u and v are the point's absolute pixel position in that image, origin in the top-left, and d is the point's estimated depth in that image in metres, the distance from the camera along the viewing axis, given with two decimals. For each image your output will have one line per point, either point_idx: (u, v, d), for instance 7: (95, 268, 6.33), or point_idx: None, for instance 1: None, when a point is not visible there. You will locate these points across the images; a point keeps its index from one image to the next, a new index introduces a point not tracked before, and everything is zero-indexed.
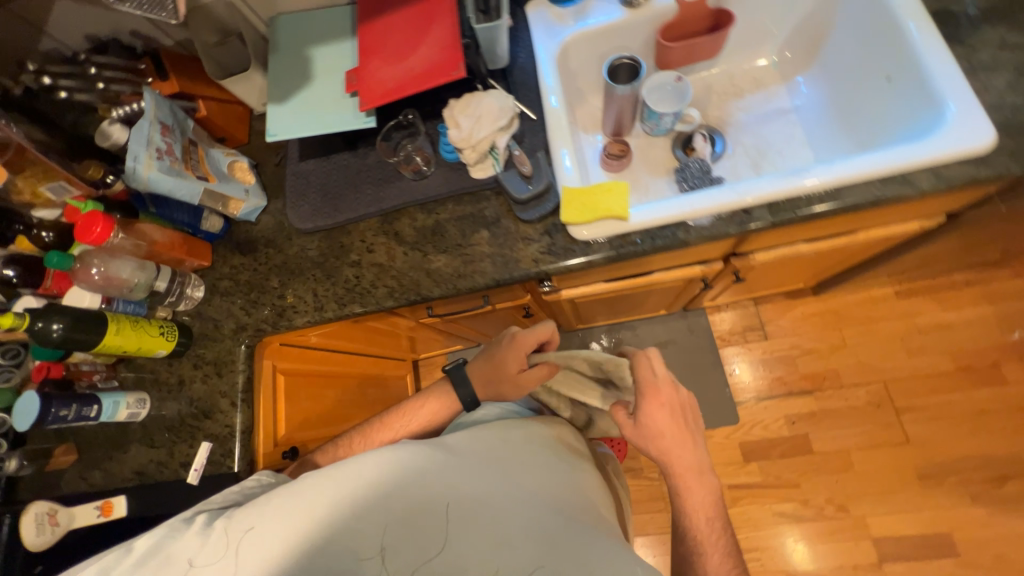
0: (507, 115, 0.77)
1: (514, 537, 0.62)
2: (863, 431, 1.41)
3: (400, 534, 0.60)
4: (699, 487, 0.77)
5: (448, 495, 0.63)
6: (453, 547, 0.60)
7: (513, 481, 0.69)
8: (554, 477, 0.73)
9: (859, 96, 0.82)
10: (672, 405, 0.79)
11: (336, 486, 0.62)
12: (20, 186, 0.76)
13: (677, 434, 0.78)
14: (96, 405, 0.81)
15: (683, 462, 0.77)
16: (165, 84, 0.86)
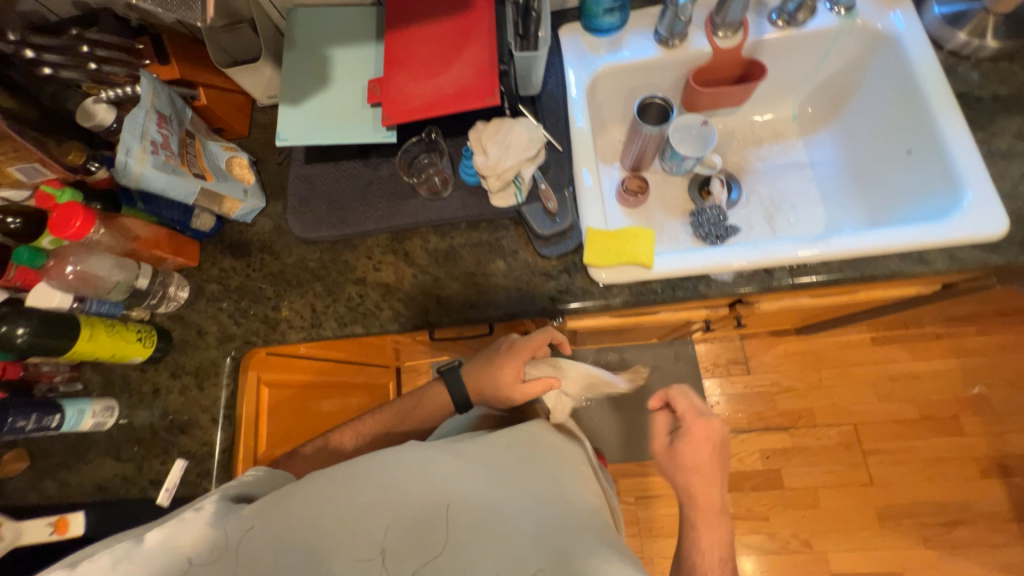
0: (536, 146, 0.75)
1: (520, 544, 0.57)
2: (832, 470, 1.47)
3: (401, 537, 0.56)
4: (715, 528, 0.75)
5: (452, 499, 0.59)
6: (456, 554, 0.55)
7: (520, 484, 0.64)
8: (563, 481, 0.69)
9: (876, 162, 0.85)
10: (712, 442, 0.77)
11: (336, 488, 0.60)
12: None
13: (709, 471, 0.76)
14: (58, 415, 0.74)
15: (707, 500, 0.75)
16: (163, 68, 0.79)
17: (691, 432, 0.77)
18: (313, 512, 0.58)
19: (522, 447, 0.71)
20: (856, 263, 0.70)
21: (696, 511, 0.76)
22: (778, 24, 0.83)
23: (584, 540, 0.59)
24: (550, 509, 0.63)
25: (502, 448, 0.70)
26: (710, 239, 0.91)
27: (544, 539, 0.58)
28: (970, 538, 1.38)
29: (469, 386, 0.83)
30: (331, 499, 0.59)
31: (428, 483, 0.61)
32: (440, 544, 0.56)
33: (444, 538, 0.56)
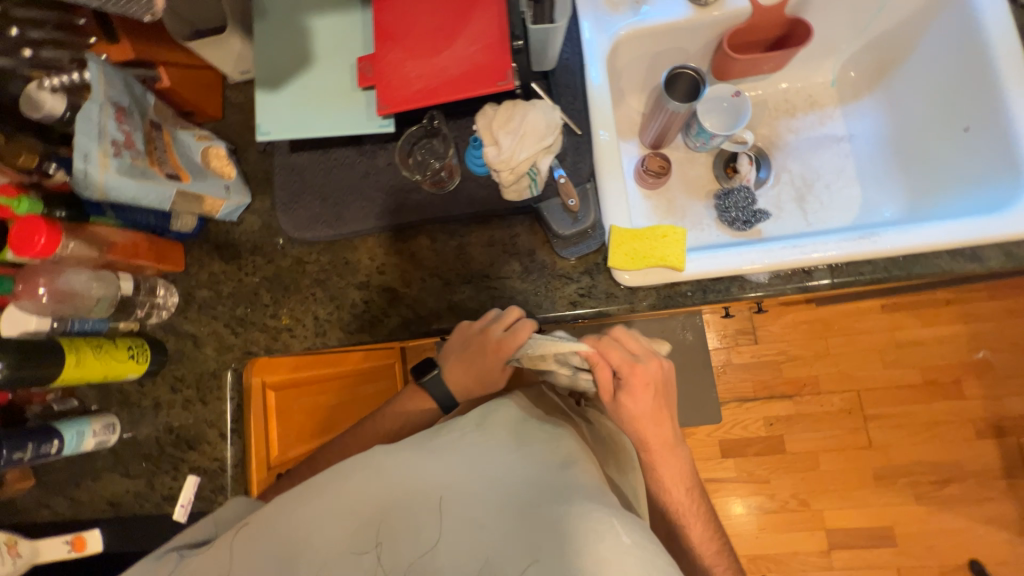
0: (553, 132, 0.66)
1: (493, 519, 0.54)
2: (833, 435, 1.51)
3: (374, 535, 0.54)
4: (672, 460, 0.77)
5: (420, 493, 0.56)
6: (434, 541, 0.53)
7: (489, 461, 0.59)
8: (537, 444, 0.63)
9: (923, 139, 0.78)
10: (652, 384, 0.70)
11: (306, 499, 0.56)
12: None
13: (655, 416, 0.72)
14: (56, 440, 0.70)
15: (658, 438, 0.74)
16: (112, 47, 0.67)
17: (630, 381, 0.68)
18: (284, 526, 0.55)
19: (492, 426, 0.64)
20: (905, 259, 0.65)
21: (649, 452, 0.75)
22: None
23: (559, 500, 0.54)
24: (521, 475, 0.57)
25: (474, 429, 0.63)
26: (737, 224, 0.85)
27: (515, 509, 0.54)
28: (959, 494, 1.45)
29: (454, 385, 0.71)
30: (300, 513, 0.55)
31: (392, 482, 0.57)
32: (414, 535, 0.54)
33: (418, 527, 0.54)
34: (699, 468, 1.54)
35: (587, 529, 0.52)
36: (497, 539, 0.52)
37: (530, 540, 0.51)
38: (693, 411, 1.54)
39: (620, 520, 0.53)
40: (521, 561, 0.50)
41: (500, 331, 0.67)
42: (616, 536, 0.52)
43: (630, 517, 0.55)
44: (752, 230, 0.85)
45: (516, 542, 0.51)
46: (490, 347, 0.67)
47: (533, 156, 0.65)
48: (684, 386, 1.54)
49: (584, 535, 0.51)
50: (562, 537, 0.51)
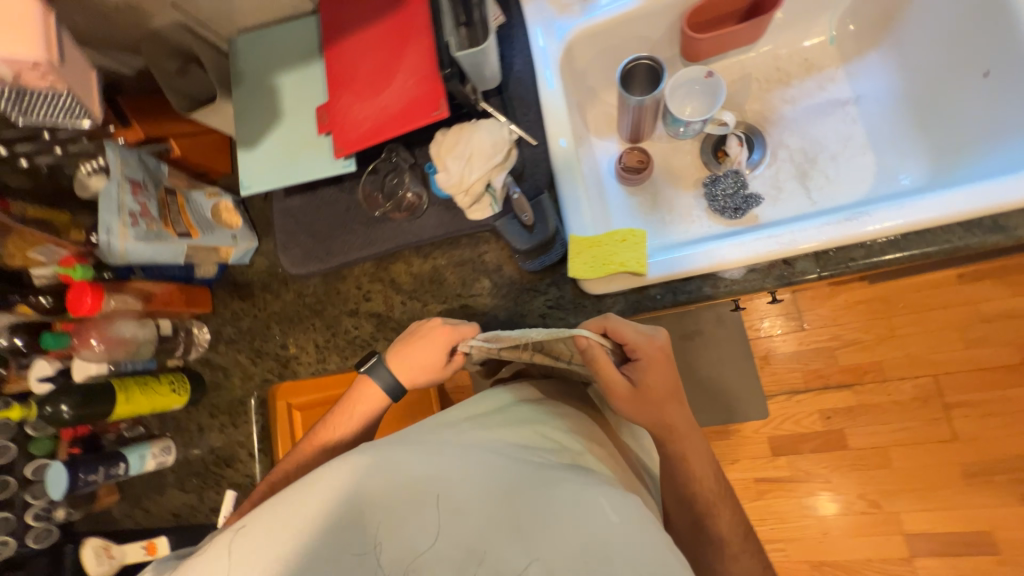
0: (502, 151, 0.67)
1: (481, 508, 0.54)
2: (906, 427, 1.34)
3: (370, 535, 0.52)
4: (696, 450, 0.69)
5: (411, 488, 0.54)
6: (426, 533, 0.53)
7: (473, 450, 0.58)
8: (520, 433, 0.63)
9: (939, 93, 0.68)
10: (665, 364, 0.65)
11: (292, 504, 0.52)
12: (10, 251, 0.73)
13: (672, 397, 0.65)
14: (122, 463, 0.85)
15: (681, 425, 0.67)
16: (128, 130, 0.79)
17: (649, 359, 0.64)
18: (275, 538, 0.51)
19: (475, 420, 0.64)
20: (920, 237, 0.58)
21: (675, 441, 0.67)
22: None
23: (544, 485, 0.56)
24: (507, 464, 0.57)
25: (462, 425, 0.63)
26: (728, 213, 0.79)
27: (503, 496, 0.55)
28: None
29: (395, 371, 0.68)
30: (290, 520, 0.52)
31: (380, 483, 0.53)
32: (411, 531, 0.53)
33: (413, 519, 0.53)
34: (748, 468, 1.42)
35: (574, 510, 0.53)
36: (488, 528, 0.52)
37: (517, 524, 0.53)
38: (735, 407, 1.42)
39: (608, 498, 0.55)
40: (517, 545, 0.52)
41: (445, 323, 0.67)
42: (605, 515, 0.53)
43: (616, 493, 0.57)
44: (747, 217, 0.78)
45: (501, 529, 0.53)
46: (430, 338, 0.66)
47: (487, 177, 0.67)
48: (724, 380, 1.42)
49: (574, 517, 0.53)
50: (550, 521, 0.53)
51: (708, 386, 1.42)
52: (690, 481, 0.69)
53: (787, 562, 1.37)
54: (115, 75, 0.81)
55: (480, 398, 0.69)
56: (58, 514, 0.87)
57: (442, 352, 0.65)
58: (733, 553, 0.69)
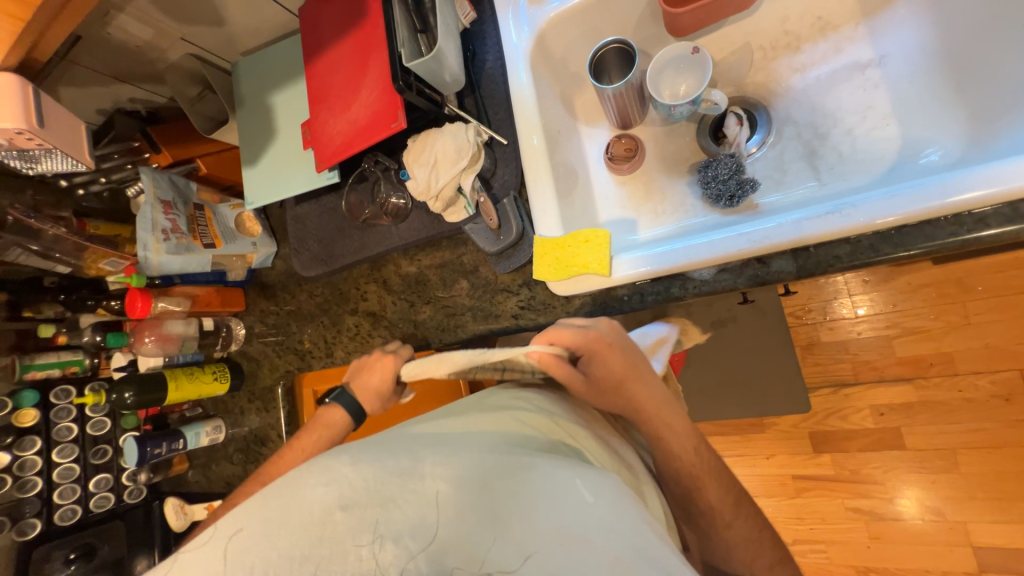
0: (466, 154, 0.67)
1: (453, 499, 0.45)
2: (980, 428, 1.17)
3: (334, 541, 0.43)
4: (674, 424, 0.59)
5: (376, 483, 0.46)
6: (405, 528, 0.44)
7: (440, 445, 0.50)
8: (497, 421, 0.54)
9: (987, 49, 0.58)
10: (620, 348, 0.58)
11: (250, 507, 0.46)
12: (86, 263, 0.89)
13: (632, 378, 0.58)
14: (182, 439, 1.01)
15: (652, 402, 0.58)
16: (159, 156, 0.89)
17: (594, 351, 0.57)
18: (230, 551, 0.44)
19: (453, 417, 0.56)
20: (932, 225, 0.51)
21: (646, 420, 0.58)
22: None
23: (520, 468, 0.46)
24: (475, 451, 0.48)
25: (441, 417, 0.57)
26: (723, 201, 0.70)
27: (476, 486, 0.45)
28: None
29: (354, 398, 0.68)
30: (246, 524, 0.45)
31: (344, 476, 0.46)
32: (388, 525, 0.44)
33: (385, 511, 0.44)
34: (786, 464, 1.32)
35: (552, 495, 0.44)
36: (463, 520, 0.44)
37: (492, 510, 0.44)
38: (773, 400, 1.31)
39: (585, 478, 0.44)
40: (502, 542, 0.42)
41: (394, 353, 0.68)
42: (579, 494, 0.43)
43: (601, 475, 0.46)
44: (744, 205, 0.70)
45: (471, 517, 0.43)
46: (378, 366, 0.68)
47: (454, 183, 0.68)
48: (762, 372, 1.30)
49: (552, 505, 0.43)
50: (528, 510, 0.43)
51: (743, 378, 1.32)
52: (675, 460, 0.59)
53: (828, 564, 1.28)
54: (151, 104, 0.92)
55: (460, 403, 0.62)
56: (139, 477, 1.03)
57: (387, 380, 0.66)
58: (725, 522, 0.60)
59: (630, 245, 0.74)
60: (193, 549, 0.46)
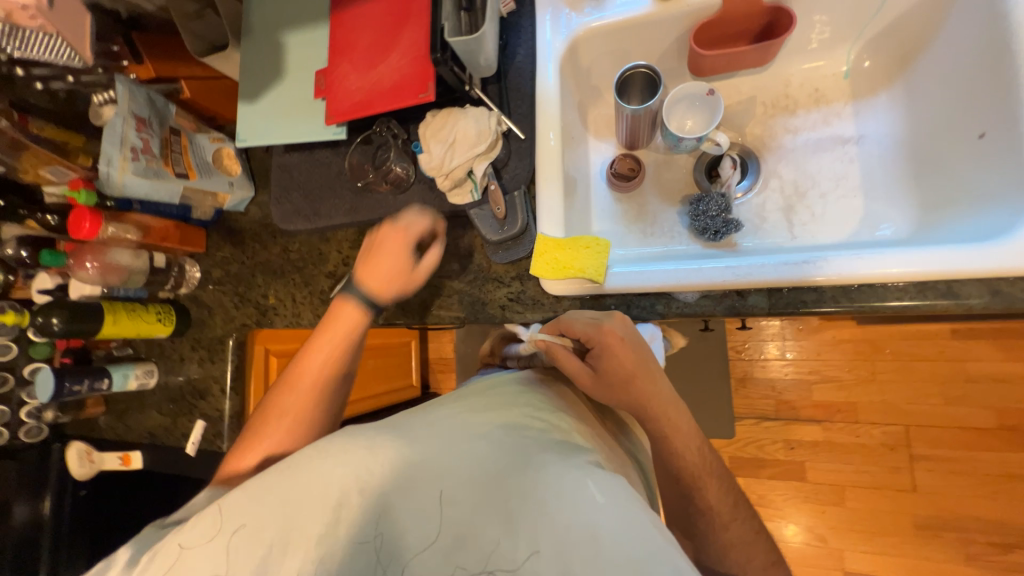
0: (486, 140, 0.68)
1: (464, 492, 0.47)
2: (867, 471, 1.34)
3: (350, 524, 0.47)
4: (680, 424, 0.66)
5: (393, 471, 0.48)
6: (407, 526, 0.47)
7: (452, 433, 0.52)
8: (508, 413, 0.56)
9: (939, 151, 0.67)
10: (632, 341, 0.63)
11: (245, 499, 0.49)
12: (24, 167, 0.79)
13: (643, 374, 0.63)
14: (106, 379, 0.92)
15: (660, 399, 0.64)
16: (139, 67, 0.82)
17: (606, 346, 0.61)
18: (232, 544, 0.47)
19: (465, 406, 0.57)
20: (912, 288, 0.57)
21: (654, 417, 0.64)
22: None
23: (531, 466, 0.48)
24: (487, 446, 0.50)
25: (453, 405, 0.58)
26: (707, 235, 0.76)
27: (488, 483, 0.47)
28: None
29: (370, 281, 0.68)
30: (246, 519, 0.48)
31: (355, 462, 0.49)
32: (389, 525, 0.47)
33: (389, 508, 0.47)
34: None
35: (554, 493, 0.45)
36: (471, 514, 0.46)
37: (504, 508, 0.46)
38: (703, 423, 1.43)
39: (595, 478, 0.46)
40: (508, 536, 0.44)
41: (396, 225, 0.68)
42: (590, 496, 0.44)
43: (612, 478, 0.47)
44: (724, 241, 0.76)
45: (482, 513, 0.46)
46: (387, 245, 0.68)
47: (466, 165, 0.68)
48: (698, 396, 1.42)
49: (563, 505, 0.44)
50: (537, 509, 0.45)
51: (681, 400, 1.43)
52: (682, 459, 0.65)
53: None
54: None
55: (467, 387, 0.65)
56: (46, 415, 0.93)
57: (402, 246, 0.68)
58: (723, 524, 0.65)
59: (621, 258, 0.79)
60: (189, 543, 0.48)
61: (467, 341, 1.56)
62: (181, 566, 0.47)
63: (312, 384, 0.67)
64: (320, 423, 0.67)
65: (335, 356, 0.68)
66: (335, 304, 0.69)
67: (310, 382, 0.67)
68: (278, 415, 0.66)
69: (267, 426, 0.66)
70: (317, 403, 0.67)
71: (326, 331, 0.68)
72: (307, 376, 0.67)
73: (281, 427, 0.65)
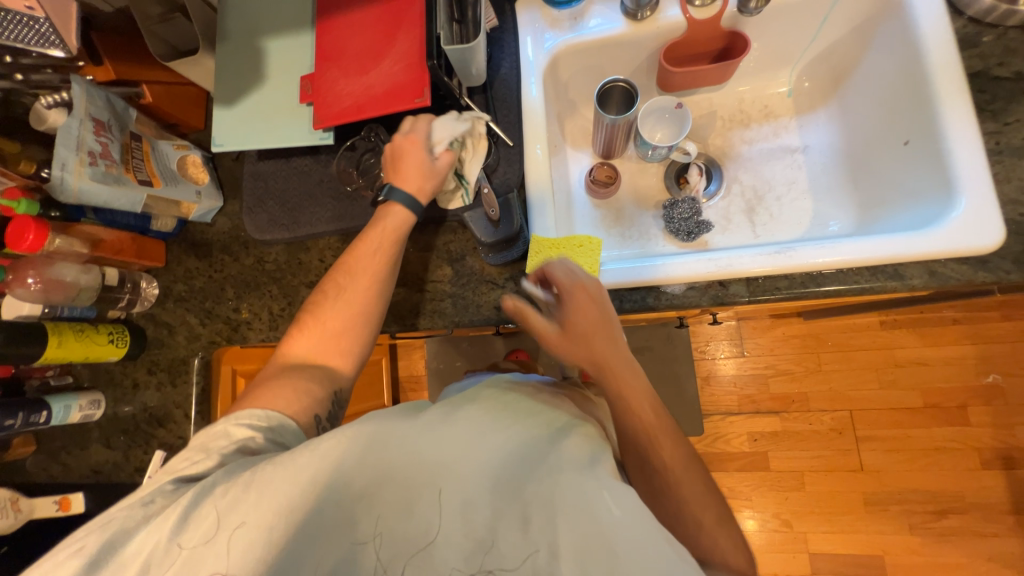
0: (452, 133, 0.68)
1: (482, 497, 0.45)
2: (820, 455, 1.46)
3: (368, 515, 0.46)
4: (631, 375, 0.58)
5: (410, 468, 0.47)
6: (418, 528, 0.45)
7: (471, 429, 0.49)
8: (518, 404, 0.54)
9: (881, 160, 0.76)
10: (598, 297, 0.61)
11: (243, 499, 0.48)
12: None
13: (602, 324, 0.60)
14: (45, 411, 0.82)
15: (611, 346, 0.59)
16: (98, 70, 0.76)
17: (568, 290, 0.61)
18: (232, 540, 0.47)
19: (484, 398, 0.53)
20: (866, 271, 0.65)
21: (604, 366, 0.58)
22: (750, 5, 0.72)
23: (549, 472, 0.47)
24: (500, 447, 0.48)
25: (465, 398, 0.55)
26: (681, 235, 0.83)
27: (499, 487, 0.46)
28: (959, 527, 1.38)
29: (408, 183, 0.67)
30: (247, 516, 0.47)
31: (373, 459, 0.48)
32: (393, 526, 0.46)
33: (398, 510, 0.46)
34: None
35: (575, 503, 0.45)
36: (477, 513, 0.45)
37: (523, 513, 0.45)
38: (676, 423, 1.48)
39: (612, 490, 0.46)
40: (521, 541, 0.44)
41: (406, 134, 0.68)
42: (606, 507, 0.45)
43: (628, 488, 0.48)
44: (697, 241, 0.83)
45: (503, 519, 0.45)
46: (407, 149, 0.68)
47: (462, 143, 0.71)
48: (669, 396, 1.48)
49: (580, 512, 0.44)
50: (557, 513, 0.45)
51: None
52: (629, 411, 0.56)
53: None
54: (93, 11, 0.78)
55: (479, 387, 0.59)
56: None
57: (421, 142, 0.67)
58: (677, 480, 0.54)
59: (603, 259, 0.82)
60: (190, 543, 0.47)
61: (441, 356, 1.54)
62: (180, 566, 0.47)
63: (363, 273, 0.67)
64: (378, 307, 0.68)
65: (386, 251, 0.67)
66: (381, 208, 0.69)
67: (366, 276, 0.67)
68: (337, 301, 0.67)
69: (324, 310, 0.67)
70: (371, 289, 0.67)
71: (374, 230, 0.68)
72: (361, 273, 0.67)
73: (341, 311, 0.66)
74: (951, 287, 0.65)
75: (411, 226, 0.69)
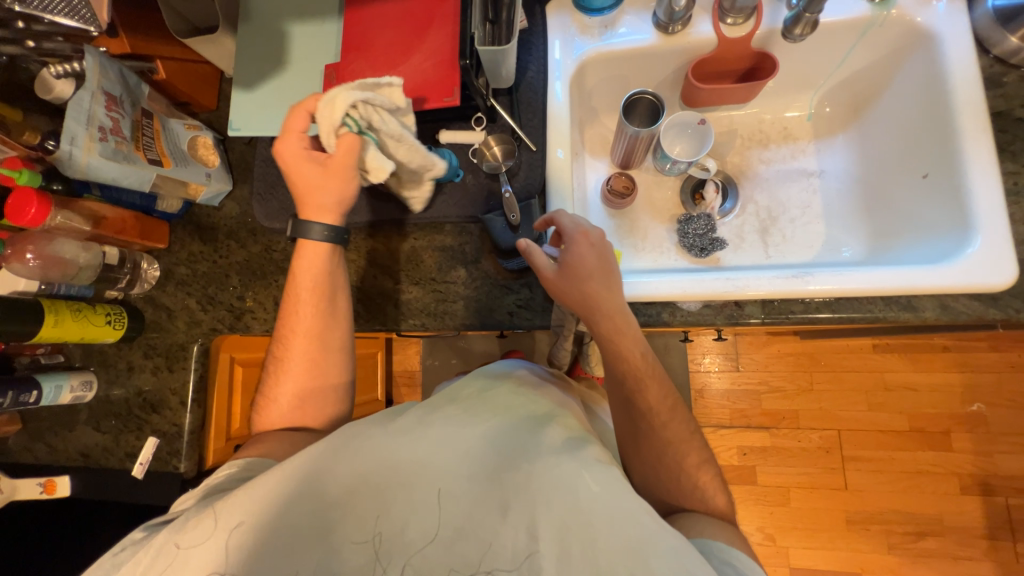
0: (338, 110, 0.56)
1: (464, 488, 0.49)
2: (807, 472, 1.48)
3: (355, 520, 0.48)
4: (628, 330, 0.62)
5: (390, 472, 0.50)
6: (403, 521, 0.47)
7: (452, 426, 0.54)
8: (494, 407, 0.58)
9: (891, 189, 0.78)
10: (602, 247, 0.63)
11: (246, 497, 0.48)
12: None
13: (603, 275, 0.62)
14: (35, 391, 0.79)
15: (613, 299, 0.62)
16: (112, 41, 0.73)
17: (575, 241, 0.63)
18: (230, 540, 0.46)
19: (463, 399, 0.60)
20: (881, 301, 0.66)
21: (605, 316, 0.62)
22: (795, 31, 0.73)
23: (526, 460, 0.51)
24: (484, 444, 0.52)
25: (441, 407, 0.59)
26: (694, 251, 0.83)
27: (483, 475, 0.50)
28: (935, 549, 1.42)
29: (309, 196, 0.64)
30: (246, 516, 0.47)
31: (354, 467, 0.50)
32: (387, 525, 0.47)
33: (382, 511, 0.48)
34: None
35: (553, 484, 0.48)
36: (468, 506, 0.48)
37: (501, 500, 0.48)
38: None
39: (588, 470, 0.50)
40: (502, 524, 0.47)
41: (291, 140, 0.63)
42: (585, 485, 0.48)
43: (608, 469, 0.51)
44: (710, 258, 0.83)
45: (484, 505, 0.48)
46: (291, 160, 0.63)
47: (361, 113, 0.58)
48: None
49: (559, 495, 0.48)
50: (539, 497, 0.48)
51: None
52: (622, 359, 0.63)
53: None
54: None
55: (449, 394, 0.63)
56: None
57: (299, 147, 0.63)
58: (661, 421, 0.63)
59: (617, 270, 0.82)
60: (186, 543, 0.47)
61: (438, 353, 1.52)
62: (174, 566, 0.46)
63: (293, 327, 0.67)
64: (322, 354, 0.68)
65: (308, 291, 0.66)
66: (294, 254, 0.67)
67: (301, 333, 0.67)
68: (285, 371, 0.67)
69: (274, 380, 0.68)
70: (299, 332, 0.67)
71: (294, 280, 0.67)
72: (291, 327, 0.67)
73: (296, 378, 0.67)
74: (960, 321, 0.66)
75: (334, 250, 0.67)
